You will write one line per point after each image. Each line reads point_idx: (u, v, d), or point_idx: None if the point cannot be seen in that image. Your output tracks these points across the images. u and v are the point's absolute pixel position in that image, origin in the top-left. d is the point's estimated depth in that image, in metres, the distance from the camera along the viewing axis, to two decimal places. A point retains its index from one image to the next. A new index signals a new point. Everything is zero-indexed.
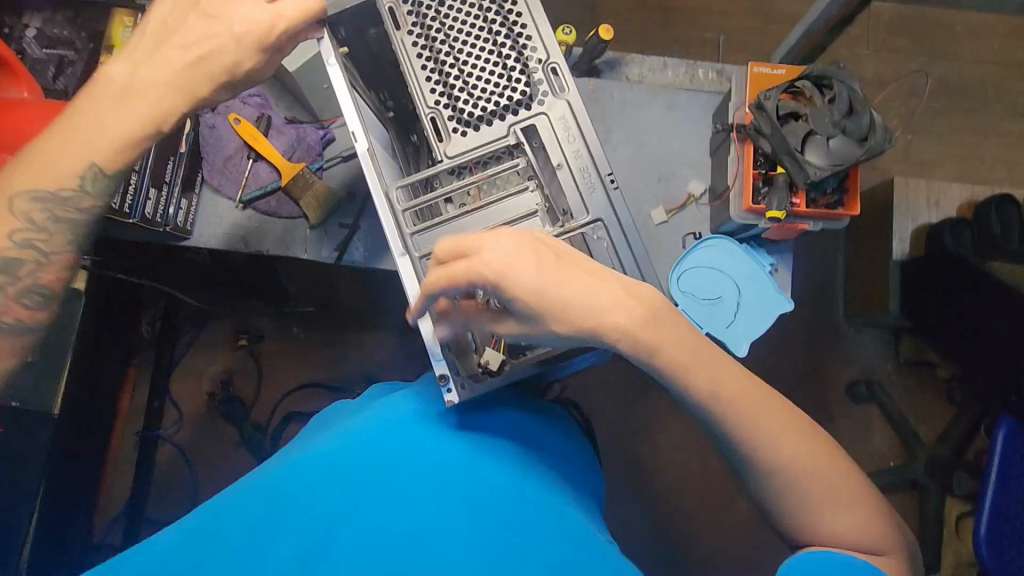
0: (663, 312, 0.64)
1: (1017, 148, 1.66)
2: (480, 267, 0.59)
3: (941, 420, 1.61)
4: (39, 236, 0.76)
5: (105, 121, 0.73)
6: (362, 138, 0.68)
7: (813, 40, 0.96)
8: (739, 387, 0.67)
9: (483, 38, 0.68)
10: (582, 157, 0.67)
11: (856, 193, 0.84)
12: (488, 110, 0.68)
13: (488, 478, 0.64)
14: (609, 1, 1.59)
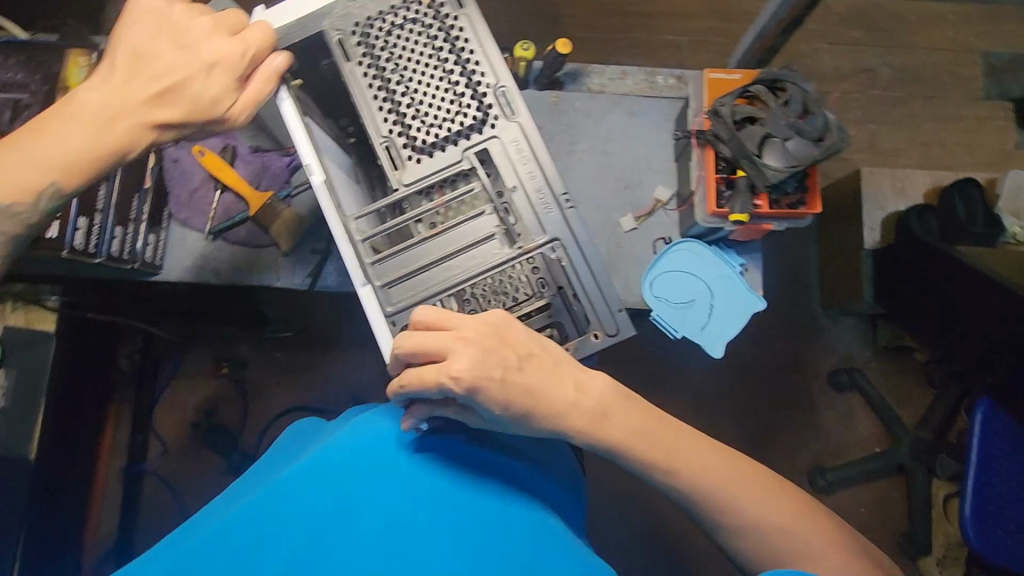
0: (613, 402, 0.67)
1: (975, 132, 1.70)
2: (450, 380, 0.60)
3: (922, 403, 1.64)
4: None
5: (65, 134, 0.68)
6: (317, 168, 0.68)
7: (766, 43, 0.97)
8: (689, 450, 0.69)
9: (433, 66, 0.69)
10: (536, 177, 0.68)
11: (817, 192, 0.86)
12: (440, 136, 0.68)
13: (463, 504, 0.64)
14: (571, 10, 1.61)
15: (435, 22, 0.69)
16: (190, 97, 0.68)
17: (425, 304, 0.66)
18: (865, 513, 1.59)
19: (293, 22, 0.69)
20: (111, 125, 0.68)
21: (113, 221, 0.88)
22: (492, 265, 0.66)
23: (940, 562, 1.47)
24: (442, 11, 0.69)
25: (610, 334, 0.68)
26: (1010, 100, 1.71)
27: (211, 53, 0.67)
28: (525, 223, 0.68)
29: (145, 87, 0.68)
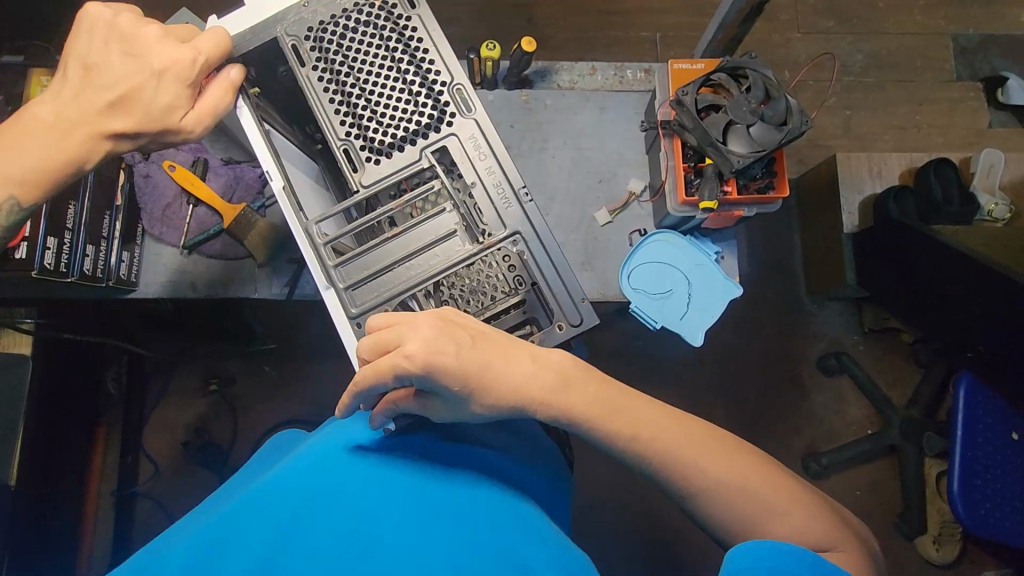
0: (573, 373, 0.68)
1: (950, 112, 1.71)
2: (403, 359, 0.60)
3: (911, 383, 1.65)
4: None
5: (23, 149, 0.68)
6: (277, 174, 0.68)
7: (730, 33, 0.98)
8: (651, 419, 0.69)
9: (388, 66, 0.69)
10: (495, 172, 0.69)
11: (785, 175, 0.86)
12: (398, 136, 0.69)
13: (436, 490, 0.64)
14: (544, 10, 1.62)
15: (387, 23, 0.69)
16: (141, 106, 0.69)
17: (390, 304, 0.66)
18: (861, 496, 1.59)
19: (260, 23, 0.69)
20: (68, 136, 0.69)
21: (84, 240, 0.88)
22: (456, 262, 0.67)
23: (937, 541, 1.51)
24: (394, 12, 0.70)
25: (574, 324, 0.68)
26: (981, 79, 1.73)
27: (158, 59, 0.67)
28: (486, 218, 0.68)
29: (99, 97, 0.68)
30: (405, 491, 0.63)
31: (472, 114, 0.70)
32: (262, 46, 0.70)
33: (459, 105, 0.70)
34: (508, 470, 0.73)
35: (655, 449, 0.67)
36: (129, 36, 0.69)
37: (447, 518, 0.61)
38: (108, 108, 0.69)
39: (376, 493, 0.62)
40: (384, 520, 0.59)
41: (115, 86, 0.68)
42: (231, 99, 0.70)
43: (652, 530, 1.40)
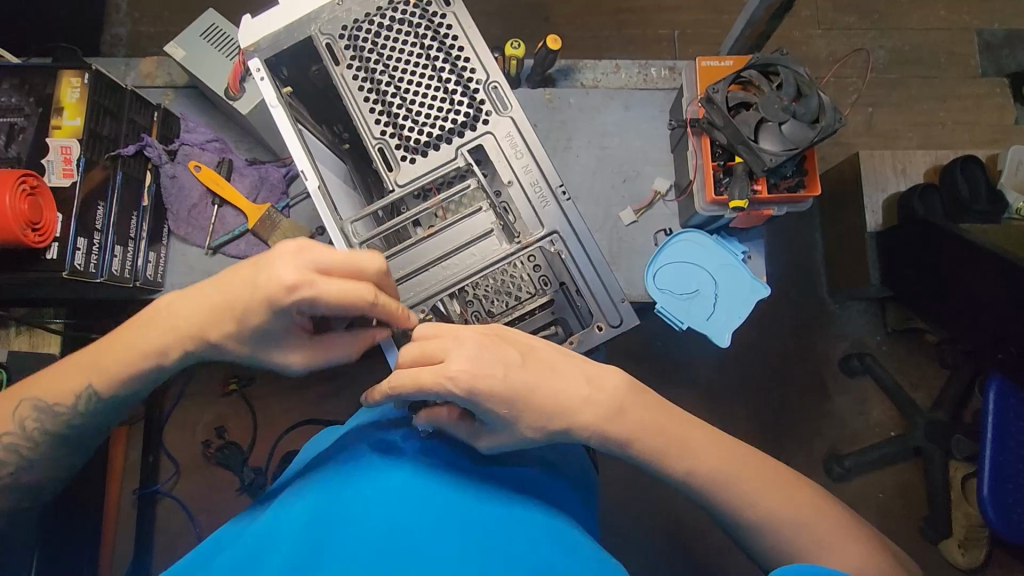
0: (627, 399, 0.68)
1: (976, 108, 1.68)
2: (448, 379, 0.61)
3: (936, 385, 1.62)
4: (24, 439, 0.74)
5: (121, 345, 0.72)
6: (312, 173, 0.68)
7: (758, 29, 0.97)
8: (705, 448, 0.69)
9: (423, 65, 0.69)
10: (531, 170, 0.69)
11: (816, 173, 0.85)
12: (433, 134, 0.68)
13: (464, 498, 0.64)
14: (561, 10, 1.61)
15: (422, 21, 0.69)
16: (243, 328, 0.68)
17: (426, 305, 0.66)
18: (885, 498, 1.57)
19: (291, 23, 0.68)
20: (160, 334, 0.70)
21: (112, 241, 0.88)
22: (492, 261, 0.67)
23: (963, 545, 1.48)
24: (429, 10, 0.69)
25: (614, 324, 0.68)
26: (1007, 75, 1.70)
27: (272, 288, 0.63)
28: (522, 217, 0.68)
29: (211, 303, 0.68)
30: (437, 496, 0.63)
31: (508, 112, 0.69)
32: (295, 45, 0.69)
33: (495, 104, 0.69)
34: (542, 482, 0.74)
35: (710, 479, 0.68)
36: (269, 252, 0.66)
37: (480, 523, 0.62)
38: (206, 312, 0.69)
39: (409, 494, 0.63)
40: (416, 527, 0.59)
41: (228, 293, 0.67)
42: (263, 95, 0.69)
43: (675, 534, 1.39)
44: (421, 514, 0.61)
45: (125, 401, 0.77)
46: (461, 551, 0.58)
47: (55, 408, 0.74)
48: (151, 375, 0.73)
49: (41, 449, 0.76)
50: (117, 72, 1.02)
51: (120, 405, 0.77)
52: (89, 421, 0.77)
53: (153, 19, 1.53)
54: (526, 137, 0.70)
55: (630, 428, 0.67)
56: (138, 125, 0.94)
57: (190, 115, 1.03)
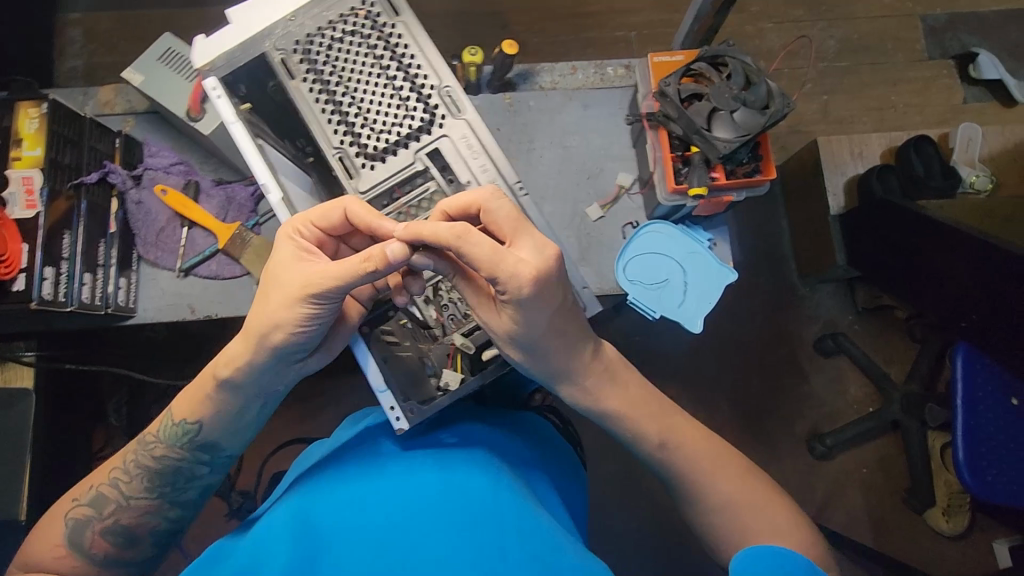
0: (616, 368, 0.79)
1: (925, 91, 1.74)
2: (519, 259, 0.64)
3: (908, 359, 1.67)
4: (123, 477, 0.76)
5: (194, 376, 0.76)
6: (274, 186, 0.69)
7: (706, 24, 0.99)
8: (679, 422, 0.78)
9: (376, 74, 0.70)
10: (488, 169, 0.70)
11: (770, 158, 0.88)
12: (390, 141, 0.70)
13: (450, 473, 0.67)
14: (519, 17, 1.64)
15: (373, 32, 0.71)
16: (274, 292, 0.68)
17: None
18: (868, 473, 1.61)
19: (245, 40, 0.69)
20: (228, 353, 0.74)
21: (80, 269, 0.88)
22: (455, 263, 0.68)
23: (946, 512, 1.53)
24: (379, 21, 0.71)
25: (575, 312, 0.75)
26: (952, 57, 1.77)
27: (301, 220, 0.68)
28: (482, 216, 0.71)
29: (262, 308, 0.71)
30: (424, 477, 0.66)
31: (462, 116, 0.70)
32: (250, 62, 0.70)
33: (450, 108, 0.71)
34: (521, 459, 0.77)
35: (682, 465, 0.76)
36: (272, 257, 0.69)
37: (463, 492, 0.65)
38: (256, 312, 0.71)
39: (388, 484, 0.65)
40: (408, 512, 0.61)
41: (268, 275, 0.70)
42: (221, 114, 0.69)
43: (674, 525, 1.40)
44: (409, 500, 0.63)
45: (204, 444, 0.76)
46: (448, 519, 0.60)
47: (148, 442, 0.76)
48: (223, 399, 0.74)
49: (139, 489, 0.75)
50: (77, 102, 1.03)
51: (195, 445, 0.76)
52: (174, 463, 0.76)
53: (110, 49, 1.53)
54: (482, 137, 0.71)
55: (610, 408, 0.78)
56: (100, 152, 0.94)
57: (151, 139, 1.03)
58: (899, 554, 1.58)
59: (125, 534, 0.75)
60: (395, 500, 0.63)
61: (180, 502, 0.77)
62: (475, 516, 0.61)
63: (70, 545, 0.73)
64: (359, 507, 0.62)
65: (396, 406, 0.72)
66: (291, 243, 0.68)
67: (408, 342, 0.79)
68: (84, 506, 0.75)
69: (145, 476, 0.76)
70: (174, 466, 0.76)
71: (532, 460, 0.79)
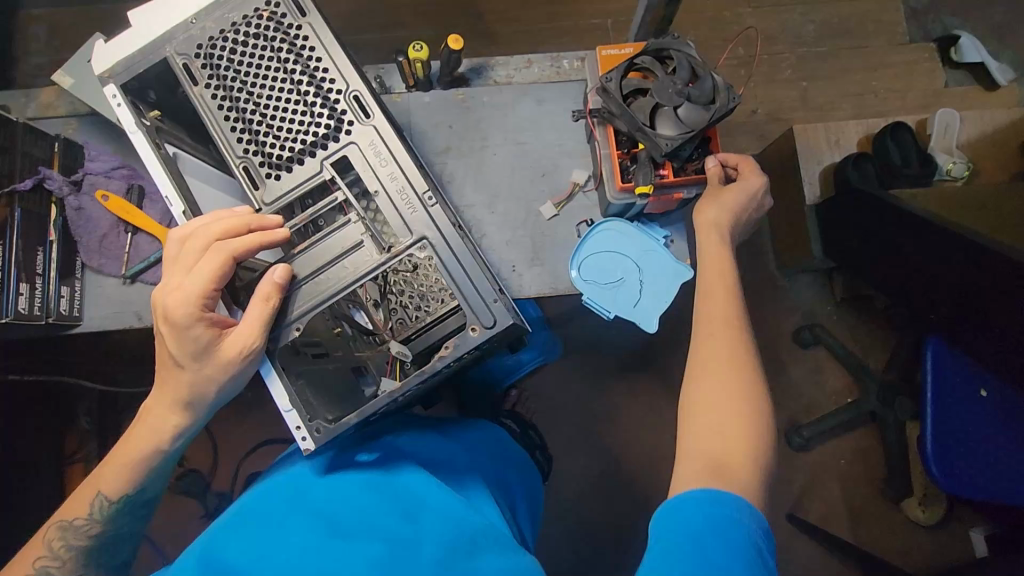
0: (723, 300, 0.79)
1: (906, 75, 1.71)
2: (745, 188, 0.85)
3: (887, 349, 1.65)
4: (54, 563, 0.71)
5: (115, 456, 0.73)
6: (176, 198, 0.67)
7: (659, 14, 0.96)
8: (721, 354, 0.74)
9: (280, 79, 0.68)
10: (396, 177, 0.68)
11: (721, 154, 0.86)
12: (296, 149, 0.68)
13: (374, 490, 0.64)
14: (491, 5, 1.60)
15: (278, 34, 0.68)
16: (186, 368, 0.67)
17: (300, 322, 0.66)
18: (846, 464, 1.60)
19: (145, 45, 0.67)
20: (145, 426, 0.72)
21: (15, 279, 0.86)
22: (363, 273, 0.66)
23: (923, 502, 1.52)
24: (284, 22, 0.68)
25: (487, 326, 0.64)
26: (933, 40, 1.73)
27: (170, 300, 0.64)
28: (391, 226, 0.67)
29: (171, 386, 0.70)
30: (346, 496, 0.63)
31: (372, 121, 0.68)
32: (151, 69, 0.68)
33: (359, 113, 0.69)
34: (456, 472, 0.74)
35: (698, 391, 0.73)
36: (178, 346, 0.66)
37: (388, 511, 0.61)
38: (167, 388, 0.70)
39: (307, 504, 0.62)
40: (327, 535, 0.58)
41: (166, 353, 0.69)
42: (123, 124, 0.68)
43: None
44: (329, 519, 0.60)
45: (147, 500, 0.76)
46: (369, 540, 0.57)
47: (76, 524, 0.73)
48: (163, 463, 0.74)
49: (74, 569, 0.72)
50: (18, 104, 1.00)
51: (137, 506, 0.76)
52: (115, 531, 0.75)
53: (73, 45, 1.50)
54: (392, 144, 0.69)
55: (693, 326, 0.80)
56: (35, 157, 0.91)
57: (93, 142, 1.00)
58: (877, 545, 1.58)
59: None
60: (312, 520, 0.59)
61: (123, 557, 0.77)
62: (396, 538, 0.58)
63: None
64: (274, 526, 0.59)
65: (302, 426, 0.65)
66: (199, 327, 0.64)
67: (340, 350, 0.75)
68: None
69: (86, 553, 0.73)
70: (116, 534, 0.75)
71: (464, 464, 0.76)
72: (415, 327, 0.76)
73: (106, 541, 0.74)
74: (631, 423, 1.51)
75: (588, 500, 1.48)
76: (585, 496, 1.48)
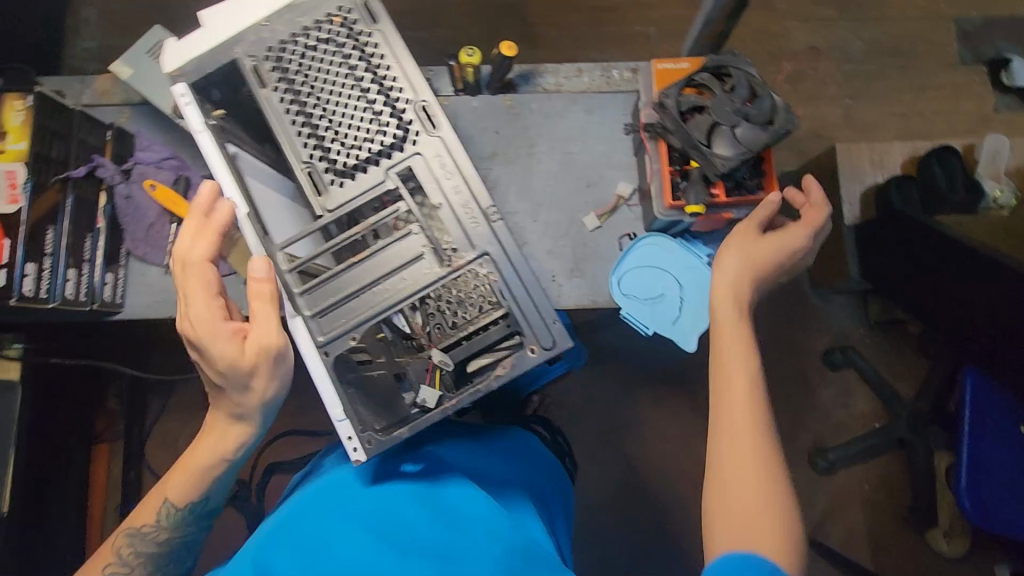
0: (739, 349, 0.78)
1: (954, 97, 1.67)
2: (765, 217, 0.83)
3: (919, 375, 1.62)
4: (123, 571, 0.73)
5: (177, 468, 0.76)
6: (240, 199, 0.68)
7: (716, 29, 0.94)
8: (740, 404, 0.74)
9: (350, 86, 0.68)
10: (461, 190, 0.68)
11: (773, 174, 0.85)
12: (361, 157, 0.68)
13: (422, 503, 0.64)
14: (535, 8, 1.60)
15: (348, 40, 0.69)
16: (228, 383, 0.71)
17: (356, 332, 0.67)
18: (870, 491, 1.57)
19: (216, 45, 0.68)
20: (206, 437, 0.76)
21: (64, 264, 0.87)
22: (423, 285, 0.66)
23: (947, 534, 1.49)
24: (355, 30, 0.69)
25: (546, 346, 0.68)
26: (984, 63, 1.69)
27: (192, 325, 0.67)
28: (454, 239, 0.68)
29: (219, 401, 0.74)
30: (395, 508, 0.63)
31: (438, 132, 0.69)
32: (220, 68, 0.69)
33: (425, 123, 0.69)
34: (502, 488, 0.73)
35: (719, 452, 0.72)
36: (209, 369, 0.69)
37: (437, 527, 0.62)
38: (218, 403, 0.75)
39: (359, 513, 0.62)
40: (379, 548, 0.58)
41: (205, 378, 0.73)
42: (189, 122, 0.68)
43: None
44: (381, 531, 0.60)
45: (209, 510, 0.79)
46: (419, 556, 0.58)
47: (144, 532, 0.75)
48: (225, 473, 0.78)
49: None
50: (71, 90, 1.01)
51: (200, 515, 0.79)
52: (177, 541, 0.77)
53: (122, 32, 1.52)
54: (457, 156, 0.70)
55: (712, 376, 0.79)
56: (90, 145, 0.93)
57: (143, 131, 1.01)
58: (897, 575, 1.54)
59: None
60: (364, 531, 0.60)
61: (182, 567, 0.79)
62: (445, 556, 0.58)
63: None
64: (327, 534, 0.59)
65: (353, 436, 0.67)
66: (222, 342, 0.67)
67: (384, 357, 0.72)
68: None
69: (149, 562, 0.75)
70: (178, 546, 0.77)
71: (504, 473, 0.76)
72: (458, 333, 0.71)
73: (170, 551, 0.77)
74: (655, 437, 1.50)
75: (606, 512, 1.47)
76: (602, 507, 1.47)
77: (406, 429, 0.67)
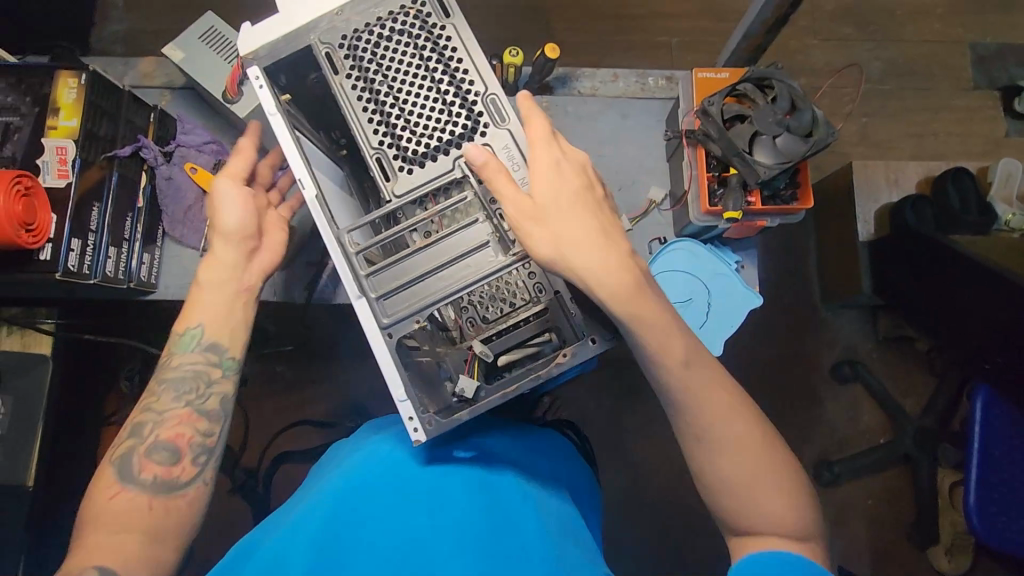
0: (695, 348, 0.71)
1: (968, 120, 1.70)
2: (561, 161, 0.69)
3: (925, 392, 1.64)
4: (152, 403, 0.76)
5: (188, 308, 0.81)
6: (310, 181, 0.70)
7: (755, 42, 0.96)
8: (714, 396, 0.70)
9: (421, 76, 0.70)
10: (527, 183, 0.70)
11: (808, 186, 0.86)
12: (431, 146, 0.70)
13: (478, 495, 0.68)
14: (562, 14, 1.62)
15: (421, 31, 0.70)
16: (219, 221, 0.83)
17: (420, 315, 0.68)
18: (872, 504, 1.59)
19: (291, 32, 0.69)
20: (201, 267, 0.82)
21: (106, 242, 0.88)
22: (487, 272, 0.67)
23: (949, 551, 1.50)
24: (429, 22, 0.70)
25: (606, 336, 0.70)
26: (999, 89, 1.72)
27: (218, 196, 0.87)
28: None
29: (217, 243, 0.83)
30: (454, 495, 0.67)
31: (506, 125, 0.70)
32: (295, 54, 0.70)
33: (493, 116, 0.71)
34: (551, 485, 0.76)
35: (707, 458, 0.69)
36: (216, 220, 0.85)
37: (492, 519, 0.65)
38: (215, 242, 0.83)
39: (420, 496, 0.66)
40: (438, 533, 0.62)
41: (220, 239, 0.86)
42: (263, 104, 0.70)
43: None
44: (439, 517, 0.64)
45: (214, 342, 0.78)
46: (477, 547, 0.61)
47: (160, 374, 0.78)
48: (213, 290, 0.80)
49: (162, 406, 0.75)
50: (118, 72, 1.03)
51: (206, 346, 0.78)
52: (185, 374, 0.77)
53: (153, 17, 1.53)
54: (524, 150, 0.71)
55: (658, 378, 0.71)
56: (136, 125, 0.94)
57: (185, 115, 1.03)
58: None
59: (170, 449, 0.72)
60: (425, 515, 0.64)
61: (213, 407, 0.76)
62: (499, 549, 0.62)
63: (122, 481, 0.69)
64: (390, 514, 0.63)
65: (415, 417, 0.68)
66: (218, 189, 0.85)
67: (427, 346, 0.74)
68: (127, 442, 0.73)
69: (169, 396, 0.76)
70: (197, 379, 0.77)
71: (549, 471, 0.79)
72: (490, 328, 0.76)
73: (188, 384, 0.76)
74: (663, 441, 1.51)
75: (611, 514, 1.48)
76: (609, 509, 1.48)
77: (466, 412, 0.68)
